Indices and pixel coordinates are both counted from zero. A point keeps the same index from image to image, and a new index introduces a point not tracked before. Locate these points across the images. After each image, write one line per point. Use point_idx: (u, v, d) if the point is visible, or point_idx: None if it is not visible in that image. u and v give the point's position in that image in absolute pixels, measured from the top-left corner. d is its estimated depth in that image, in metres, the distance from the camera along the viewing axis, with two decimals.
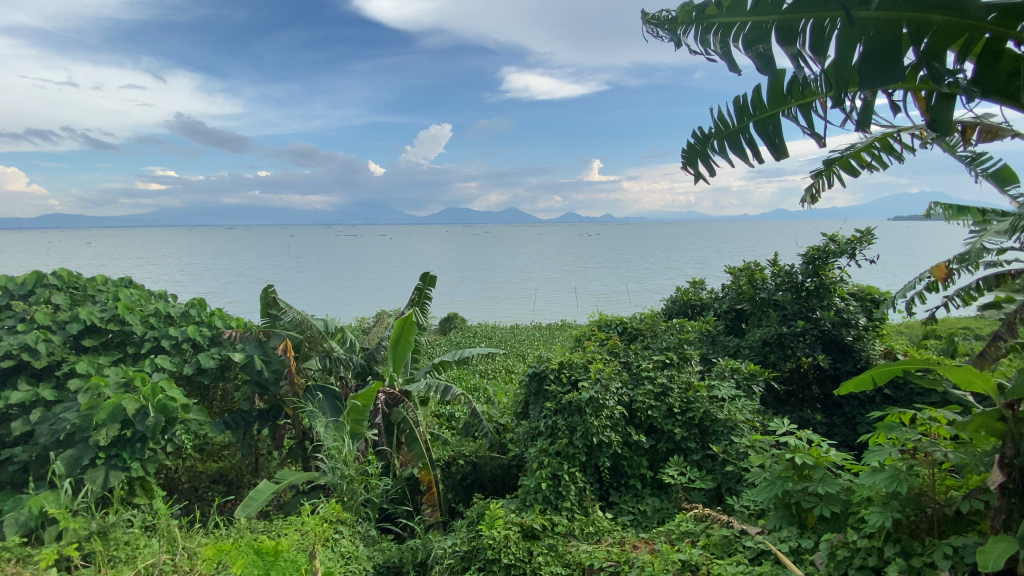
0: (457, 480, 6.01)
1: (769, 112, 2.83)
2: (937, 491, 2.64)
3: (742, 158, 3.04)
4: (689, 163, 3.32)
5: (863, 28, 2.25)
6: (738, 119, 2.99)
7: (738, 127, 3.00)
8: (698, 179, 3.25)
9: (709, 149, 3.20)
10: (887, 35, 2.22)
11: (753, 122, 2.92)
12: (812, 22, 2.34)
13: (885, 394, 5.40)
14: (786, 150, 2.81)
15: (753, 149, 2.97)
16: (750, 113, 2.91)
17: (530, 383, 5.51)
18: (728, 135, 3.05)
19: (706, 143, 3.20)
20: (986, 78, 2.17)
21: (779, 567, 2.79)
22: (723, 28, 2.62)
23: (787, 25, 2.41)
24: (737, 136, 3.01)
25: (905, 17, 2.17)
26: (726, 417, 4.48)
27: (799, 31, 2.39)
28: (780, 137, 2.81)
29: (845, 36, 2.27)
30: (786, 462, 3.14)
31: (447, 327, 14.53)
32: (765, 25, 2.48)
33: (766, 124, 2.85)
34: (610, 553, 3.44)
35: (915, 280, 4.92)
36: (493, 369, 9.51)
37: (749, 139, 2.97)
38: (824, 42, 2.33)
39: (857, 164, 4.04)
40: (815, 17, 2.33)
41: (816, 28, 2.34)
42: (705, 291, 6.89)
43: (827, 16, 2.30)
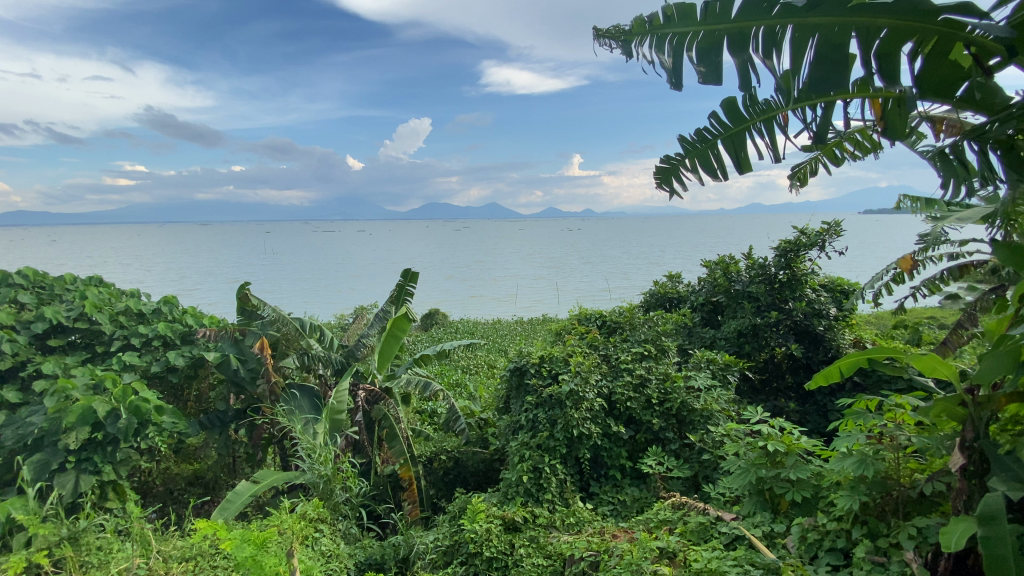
0: (439, 476, 6.05)
1: (733, 130, 3.00)
2: (902, 474, 2.73)
3: (712, 173, 3.19)
4: (662, 181, 3.39)
5: (813, 32, 2.37)
6: (705, 137, 3.13)
7: (706, 145, 3.14)
8: (672, 195, 3.33)
9: (681, 167, 3.30)
10: (837, 40, 2.33)
11: (719, 139, 3.07)
12: (763, 29, 2.44)
13: (855, 382, 5.57)
14: (751, 164, 3.02)
15: (722, 163, 3.14)
16: (717, 130, 3.07)
17: (510, 377, 5.52)
18: (697, 152, 3.19)
19: (677, 163, 3.30)
20: (935, 80, 2.29)
21: (753, 552, 2.88)
22: (677, 37, 2.66)
23: (738, 32, 2.50)
24: (705, 152, 3.15)
25: (854, 21, 2.28)
26: (702, 407, 4.58)
27: (751, 37, 2.49)
28: (745, 152, 3.00)
29: (798, 40, 2.40)
30: (760, 450, 3.23)
31: (429, 322, 14.43)
32: (717, 32, 2.55)
33: (732, 141, 3.01)
34: (591, 543, 3.47)
35: (881, 271, 5.03)
36: (475, 364, 9.49)
37: (717, 154, 3.13)
38: (777, 44, 2.43)
39: (839, 152, 4.12)
40: (766, 24, 2.43)
41: (767, 34, 2.44)
42: (682, 285, 7.03)
43: (777, 23, 2.40)
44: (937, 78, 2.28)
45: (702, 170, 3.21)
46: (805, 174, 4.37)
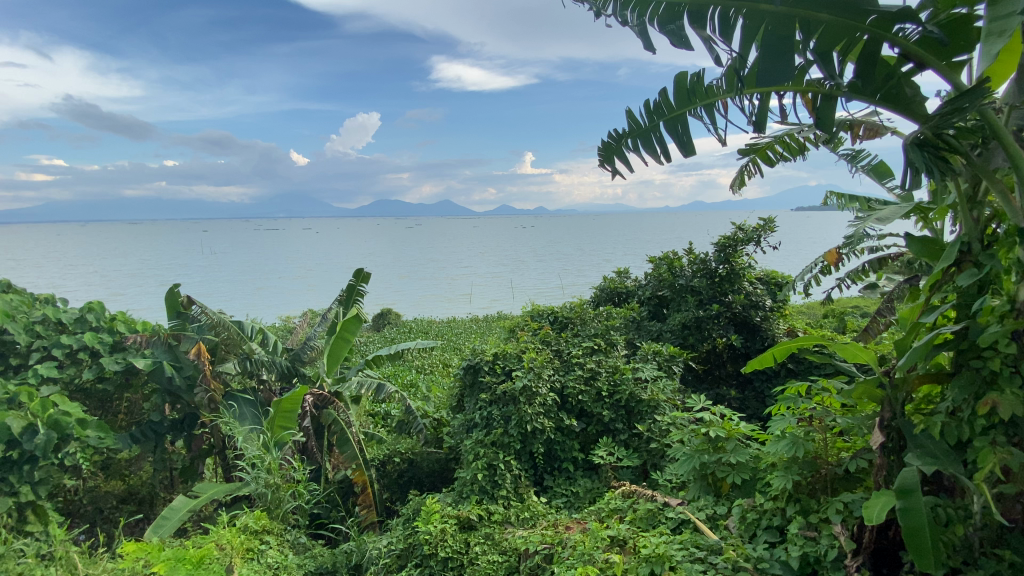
0: (393, 479, 5.96)
1: (675, 113, 3.13)
2: (829, 453, 2.92)
3: (654, 154, 3.33)
4: (605, 160, 3.53)
5: (762, 21, 2.51)
6: (649, 118, 3.26)
7: (649, 126, 3.27)
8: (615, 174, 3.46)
9: (624, 147, 3.43)
10: (783, 31, 2.49)
11: (662, 121, 3.21)
12: (720, 11, 2.57)
13: (788, 368, 5.92)
14: (692, 147, 3.17)
15: (663, 145, 3.28)
16: (660, 112, 3.20)
17: (464, 375, 5.46)
18: (640, 133, 3.31)
19: (621, 143, 3.43)
20: (863, 79, 2.47)
21: (698, 535, 3.00)
22: (640, 7, 2.75)
23: (697, 10, 2.63)
24: (649, 134, 3.28)
25: (798, 15, 2.45)
26: (649, 398, 4.73)
27: (708, 17, 2.61)
28: (688, 136, 3.15)
29: (749, 27, 2.54)
30: (703, 436, 3.38)
31: (380, 323, 14.12)
32: (678, 7, 2.67)
33: (674, 123, 3.16)
34: (546, 536, 3.50)
35: (811, 264, 5.35)
36: (430, 364, 9.38)
37: (659, 137, 3.26)
38: (730, 29, 2.57)
39: (776, 156, 4.37)
40: (723, 7, 2.56)
41: (722, 17, 2.57)
42: (629, 280, 7.24)
43: (733, 6, 2.54)
44: (870, 78, 2.47)
45: (644, 150, 3.34)
46: (747, 175, 4.60)
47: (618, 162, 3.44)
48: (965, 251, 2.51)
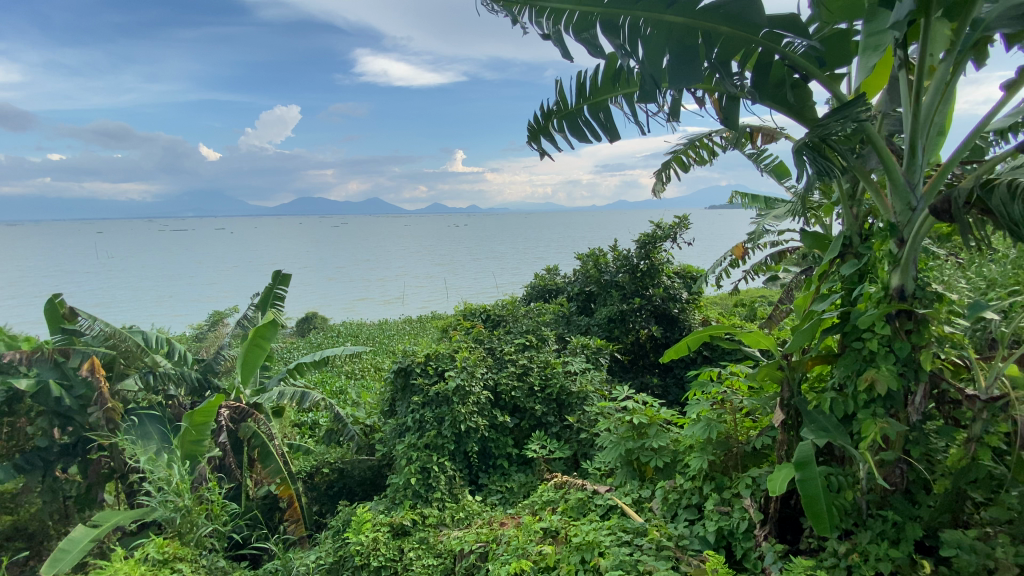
0: (322, 490, 5.70)
1: (599, 98, 3.29)
2: (739, 432, 3.15)
3: (579, 137, 3.46)
4: (532, 139, 3.66)
5: (668, 31, 2.68)
6: (575, 100, 3.38)
7: (575, 109, 3.40)
8: (543, 154, 3.60)
9: (551, 126, 3.55)
10: (687, 41, 2.68)
11: (587, 104, 3.35)
12: (630, 19, 2.70)
13: (704, 355, 6.34)
14: (616, 132, 3.35)
15: (587, 129, 3.42)
16: (586, 95, 3.33)
17: (395, 379, 5.28)
18: (567, 115, 3.44)
19: (548, 122, 3.54)
20: (760, 87, 2.69)
21: (625, 518, 3.14)
22: (555, 14, 2.82)
23: (610, 17, 2.74)
24: (575, 117, 3.41)
25: (699, 26, 2.65)
26: (578, 390, 4.88)
27: (620, 26, 2.73)
28: (611, 122, 3.31)
29: (655, 36, 2.71)
30: (627, 424, 3.54)
31: (305, 328, 13.46)
32: (590, 15, 2.76)
33: (598, 108, 3.32)
34: (480, 534, 3.49)
35: (721, 258, 5.76)
36: (360, 368, 9.07)
37: (585, 121, 3.40)
38: (638, 39, 2.71)
39: (689, 161, 4.65)
40: (632, 15, 2.69)
41: (632, 25, 2.71)
42: (559, 277, 7.42)
43: (641, 16, 2.68)
44: (767, 86, 2.70)
45: (569, 132, 3.48)
46: (666, 181, 4.86)
47: (545, 142, 3.58)
48: (848, 244, 2.83)
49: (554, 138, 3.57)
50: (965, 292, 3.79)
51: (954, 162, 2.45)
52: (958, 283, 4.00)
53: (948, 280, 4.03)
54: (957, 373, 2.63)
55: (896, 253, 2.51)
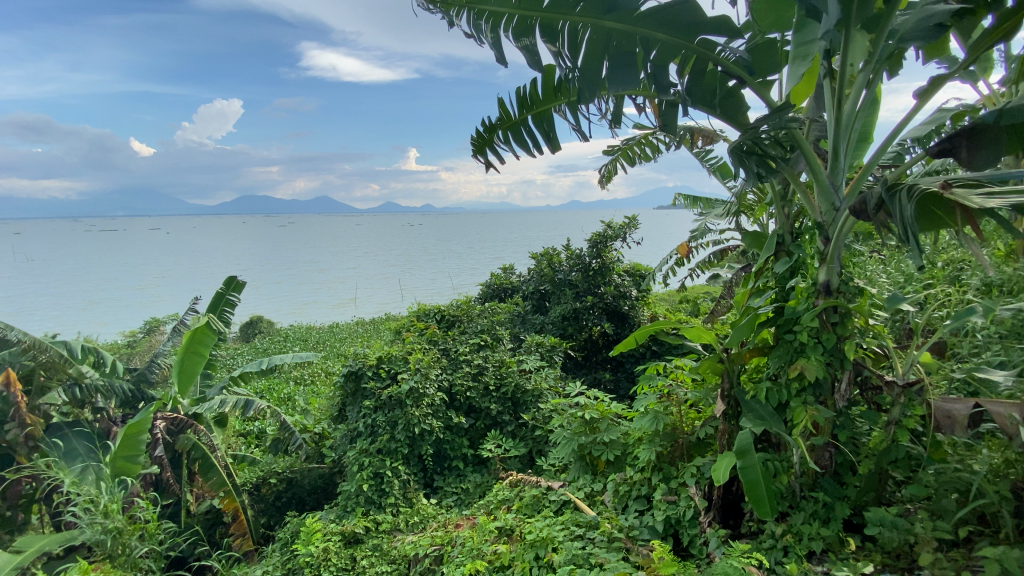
0: (269, 502, 5.47)
1: (542, 108, 3.35)
2: (685, 423, 3.28)
3: (523, 147, 3.50)
4: (478, 151, 3.65)
5: (606, 36, 2.79)
6: (518, 111, 3.42)
7: (518, 119, 3.44)
8: (488, 165, 3.61)
9: (495, 138, 3.56)
10: (625, 47, 2.78)
11: (530, 115, 3.40)
12: (568, 25, 2.81)
13: (653, 350, 6.55)
14: (559, 141, 3.41)
15: (532, 139, 3.47)
16: (528, 106, 3.37)
17: (345, 383, 5.12)
18: (511, 126, 3.47)
19: (492, 134, 3.56)
20: (696, 92, 2.82)
21: (578, 513, 3.20)
22: (493, 17, 2.92)
23: (548, 22, 2.84)
24: (519, 127, 3.45)
25: (637, 33, 2.74)
26: (533, 388, 4.92)
27: (559, 30, 2.85)
28: (554, 132, 3.38)
29: (594, 41, 2.81)
30: (579, 420, 3.61)
31: (250, 333, 12.87)
32: (529, 20, 2.87)
33: (542, 118, 3.38)
34: (435, 537, 3.44)
35: (668, 256, 5.97)
36: (310, 373, 8.78)
37: (529, 131, 3.45)
38: (578, 44, 2.83)
39: (635, 156, 4.78)
40: (571, 20, 2.80)
41: (571, 30, 2.82)
42: (514, 276, 7.46)
43: (580, 22, 2.78)
44: (702, 92, 2.83)
45: (513, 143, 3.51)
46: (611, 173, 4.99)
47: (490, 153, 3.59)
48: (781, 242, 2.98)
49: (499, 149, 3.59)
50: (884, 287, 4.09)
51: (873, 165, 2.63)
52: (879, 278, 4.31)
53: (870, 275, 4.34)
54: (878, 361, 2.84)
55: (823, 251, 2.67)
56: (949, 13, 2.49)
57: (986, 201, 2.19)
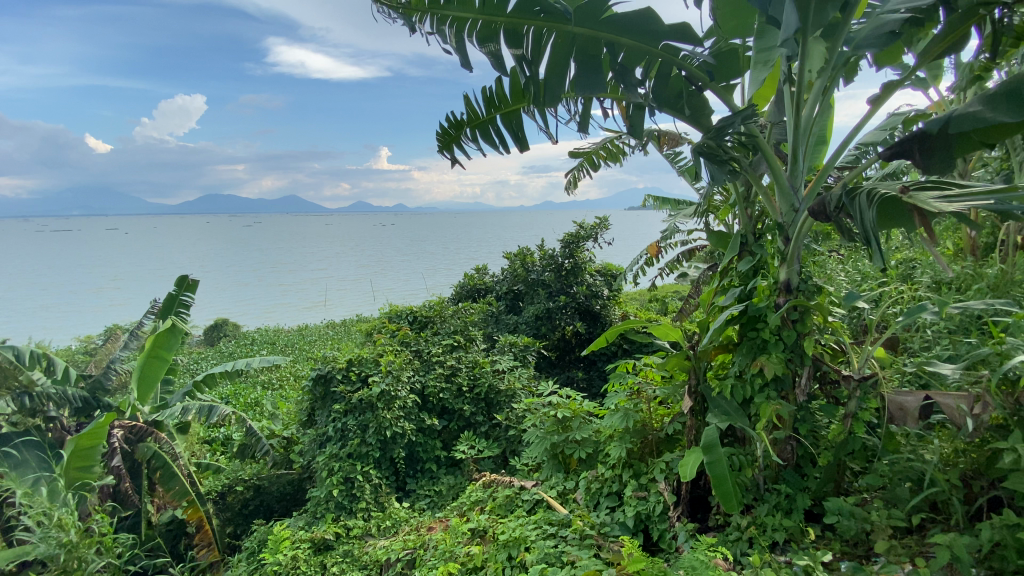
0: (235, 510, 5.31)
1: (511, 108, 3.36)
2: (654, 420, 3.34)
3: (492, 147, 3.50)
4: (445, 147, 3.61)
5: (571, 41, 2.84)
6: (486, 110, 3.41)
7: (487, 118, 3.43)
8: (456, 164, 3.60)
9: (463, 136, 3.54)
10: (590, 51, 2.84)
11: (499, 114, 3.40)
12: (534, 29, 2.85)
13: (625, 348, 6.65)
14: (528, 142, 3.43)
15: (500, 139, 3.47)
16: (497, 105, 3.38)
17: (314, 387, 5.01)
18: (479, 124, 3.45)
19: (460, 131, 3.54)
20: (660, 94, 2.88)
21: (550, 511, 3.22)
22: (457, 22, 2.92)
23: (513, 27, 2.87)
24: (487, 126, 3.45)
25: (602, 37, 2.81)
26: (506, 388, 4.92)
27: (525, 35, 2.88)
28: (522, 131, 3.40)
29: (560, 45, 2.85)
30: (552, 419, 3.64)
31: (215, 336, 12.46)
32: (494, 25, 2.88)
33: (510, 119, 3.39)
34: (407, 541, 3.40)
35: (639, 256, 6.06)
36: (278, 377, 8.56)
37: (496, 130, 3.45)
38: (544, 48, 2.87)
39: (602, 161, 4.84)
40: (536, 25, 2.83)
41: (536, 34, 2.86)
42: (488, 276, 7.45)
43: (545, 27, 2.82)
44: (666, 94, 2.89)
45: (482, 142, 3.50)
46: (577, 179, 5.03)
47: (458, 151, 3.57)
48: (744, 243, 3.07)
49: (467, 147, 3.57)
50: (842, 285, 4.26)
51: (830, 167, 2.73)
52: (837, 276, 4.49)
53: (829, 274, 4.51)
54: (835, 356, 2.95)
55: (784, 251, 2.77)
56: (899, 21, 2.59)
57: (941, 205, 2.30)
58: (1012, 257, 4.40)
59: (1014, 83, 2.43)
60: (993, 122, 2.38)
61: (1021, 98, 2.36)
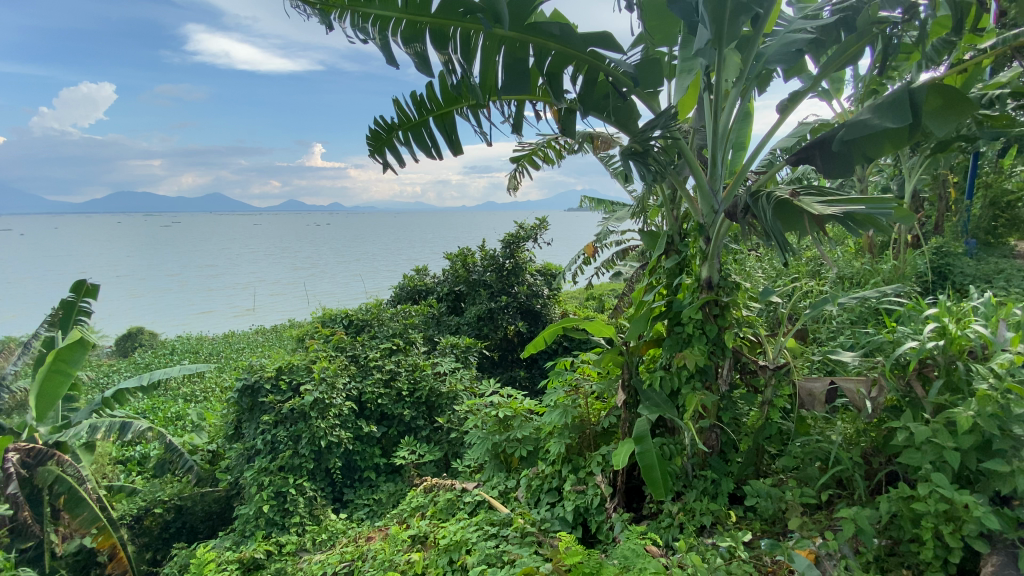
0: (154, 534, 4.91)
1: (444, 110, 3.33)
2: (591, 415, 3.43)
3: (425, 150, 3.45)
4: (376, 151, 3.52)
5: (499, 43, 2.87)
6: (418, 112, 3.36)
7: (419, 121, 3.37)
8: (388, 168, 3.51)
9: (395, 139, 3.47)
10: (518, 54, 2.90)
11: (432, 116, 3.36)
12: (460, 30, 2.84)
13: (564, 346, 6.79)
14: (462, 145, 3.41)
15: (433, 142, 3.43)
16: (429, 107, 3.33)
17: (240, 399, 4.72)
18: (411, 127, 3.38)
19: (392, 135, 3.46)
20: (588, 99, 2.98)
21: (491, 511, 3.22)
22: (380, 20, 2.84)
23: (439, 27, 2.85)
24: (419, 129, 3.39)
25: (530, 40, 2.86)
26: (448, 390, 4.86)
27: (451, 36, 2.87)
28: (456, 135, 3.37)
29: (488, 47, 2.87)
30: (493, 419, 3.64)
31: (128, 347, 11.44)
32: (419, 24, 2.85)
33: (443, 121, 3.35)
34: (345, 553, 3.29)
35: (577, 256, 6.20)
36: (202, 389, 7.99)
37: (429, 133, 3.41)
38: (471, 49, 2.87)
39: (539, 161, 4.90)
40: (462, 26, 2.83)
41: (463, 36, 2.85)
42: (428, 277, 7.33)
43: (472, 27, 2.82)
44: (594, 99, 2.98)
45: (415, 145, 3.44)
46: (518, 179, 5.07)
47: (389, 154, 3.48)
48: (671, 242, 3.20)
49: (399, 151, 3.50)
50: (759, 281, 4.57)
51: (746, 170, 2.90)
52: (755, 274, 4.82)
53: (749, 271, 4.82)
54: (753, 348, 3.14)
55: (705, 249, 2.93)
56: (806, 41, 2.80)
57: (823, 208, 2.56)
58: (903, 255, 4.90)
59: (899, 94, 2.69)
60: (879, 129, 2.64)
61: (904, 106, 2.62)
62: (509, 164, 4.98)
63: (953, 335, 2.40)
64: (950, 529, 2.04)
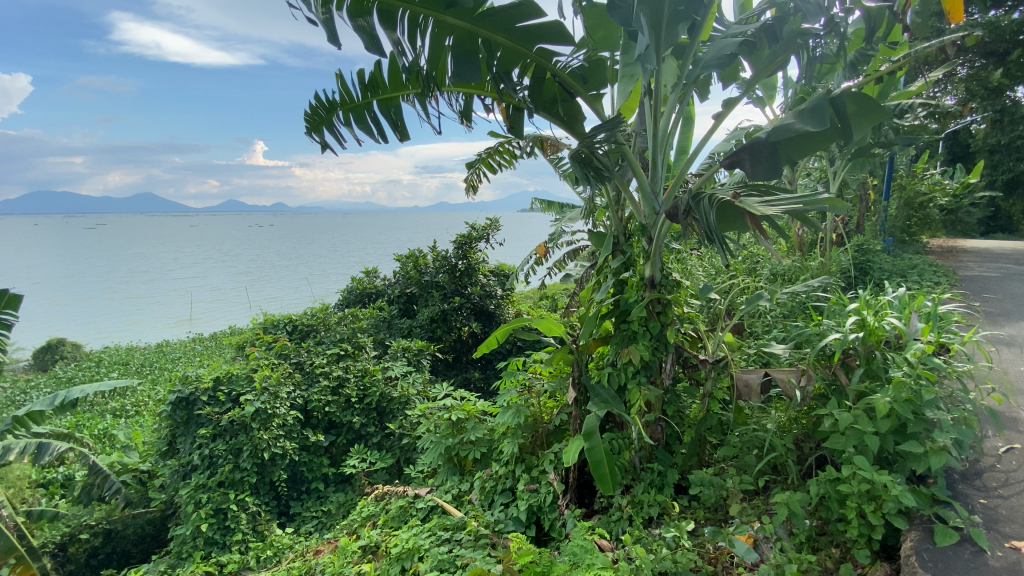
0: (79, 564, 4.51)
1: (389, 96, 3.26)
2: (543, 413, 3.45)
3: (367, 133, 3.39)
4: (313, 129, 3.44)
5: (448, 32, 2.85)
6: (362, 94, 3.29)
7: (362, 102, 3.31)
8: (325, 146, 3.44)
9: (335, 118, 3.39)
10: (467, 45, 2.88)
11: (376, 100, 3.29)
12: (408, 14, 2.79)
13: (517, 346, 6.82)
14: (406, 132, 3.36)
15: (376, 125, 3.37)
16: (373, 90, 3.26)
17: (173, 412, 4.44)
18: (353, 108, 3.33)
19: (332, 113, 3.39)
20: (537, 95, 2.99)
21: (445, 516, 3.18)
22: None
23: (387, 8, 2.77)
24: (362, 110, 3.32)
25: (479, 32, 2.84)
26: (399, 395, 4.75)
27: (399, 18, 2.81)
28: (401, 121, 3.32)
29: (437, 35, 2.84)
30: (445, 422, 3.60)
31: (47, 361, 10.52)
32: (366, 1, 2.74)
33: (386, 105, 3.29)
34: (291, 568, 3.16)
35: (528, 257, 6.24)
36: (133, 404, 7.47)
37: (372, 117, 3.35)
38: (420, 35, 2.83)
39: (496, 165, 4.93)
40: (411, 10, 2.77)
41: (411, 19, 2.80)
42: (379, 280, 7.17)
43: (421, 12, 2.77)
44: (542, 98, 3.01)
45: (356, 126, 3.38)
46: (475, 183, 5.05)
47: (327, 133, 3.42)
48: (616, 243, 3.27)
49: (337, 130, 3.43)
50: (700, 279, 4.76)
51: (684, 173, 3.01)
52: (697, 272, 5.02)
53: (692, 270, 5.02)
54: (694, 343, 3.27)
55: (648, 249, 3.02)
56: (736, 44, 2.93)
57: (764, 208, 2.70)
58: (831, 252, 5.23)
59: (816, 100, 2.88)
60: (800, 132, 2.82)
61: (821, 110, 2.81)
62: (466, 168, 4.94)
63: (871, 327, 2.60)
64: (872, 508, 2.20)
